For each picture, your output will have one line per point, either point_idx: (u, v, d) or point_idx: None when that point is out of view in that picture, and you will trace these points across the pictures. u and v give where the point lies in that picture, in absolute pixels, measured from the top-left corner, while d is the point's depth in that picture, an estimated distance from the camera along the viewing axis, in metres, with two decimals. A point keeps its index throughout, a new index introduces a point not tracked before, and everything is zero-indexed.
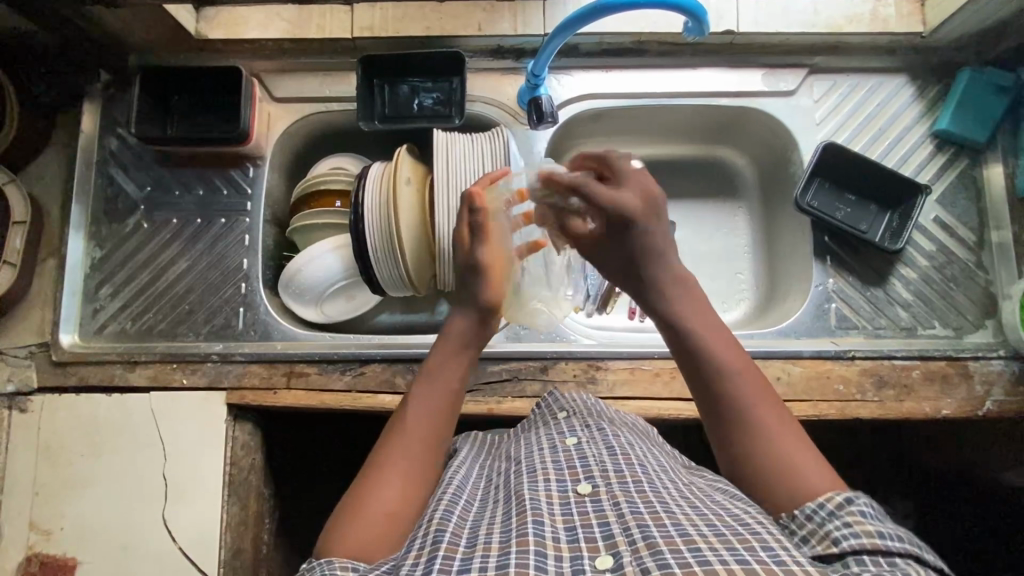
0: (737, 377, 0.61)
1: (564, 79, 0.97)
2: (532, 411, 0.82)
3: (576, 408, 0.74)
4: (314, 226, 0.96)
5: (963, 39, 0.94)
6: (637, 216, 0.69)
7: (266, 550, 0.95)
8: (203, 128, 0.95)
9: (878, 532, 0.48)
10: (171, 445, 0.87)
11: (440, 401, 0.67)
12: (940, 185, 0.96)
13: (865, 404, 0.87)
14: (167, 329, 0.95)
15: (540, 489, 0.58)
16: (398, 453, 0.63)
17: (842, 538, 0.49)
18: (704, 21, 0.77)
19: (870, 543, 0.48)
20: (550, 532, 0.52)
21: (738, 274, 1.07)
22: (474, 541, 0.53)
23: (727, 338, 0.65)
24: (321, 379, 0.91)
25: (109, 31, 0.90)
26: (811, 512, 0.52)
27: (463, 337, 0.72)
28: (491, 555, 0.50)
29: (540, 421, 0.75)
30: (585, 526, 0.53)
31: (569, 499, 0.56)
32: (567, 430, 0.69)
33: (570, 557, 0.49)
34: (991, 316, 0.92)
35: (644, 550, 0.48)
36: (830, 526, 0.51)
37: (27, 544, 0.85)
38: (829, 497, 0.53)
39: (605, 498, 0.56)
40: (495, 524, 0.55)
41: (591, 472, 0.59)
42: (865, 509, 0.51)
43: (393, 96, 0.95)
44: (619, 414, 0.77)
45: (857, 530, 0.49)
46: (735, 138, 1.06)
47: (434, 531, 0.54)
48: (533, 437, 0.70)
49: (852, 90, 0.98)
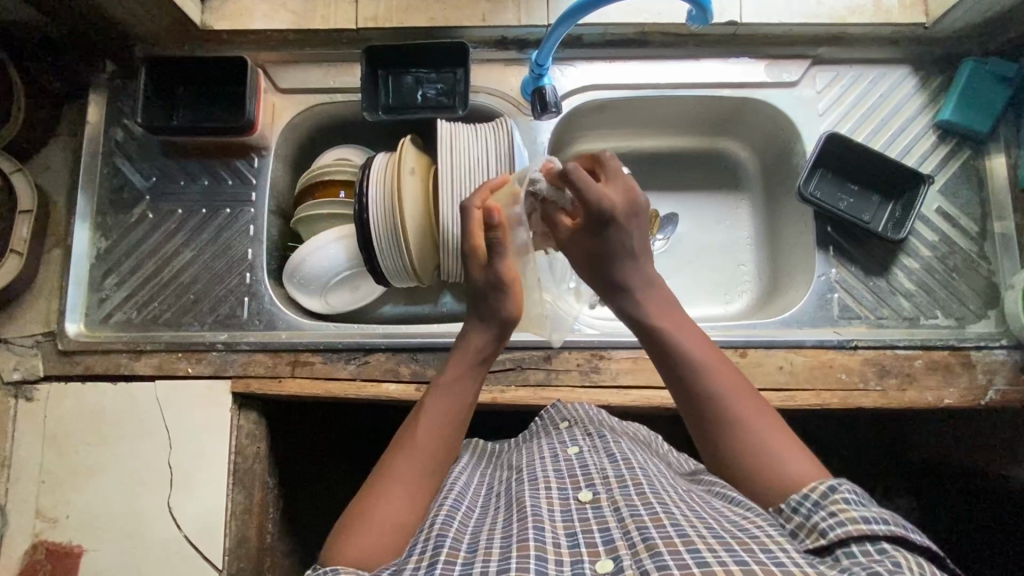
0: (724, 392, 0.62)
1: (567, 69, 0.98)
2: (536, 420, 0.84)
3: (577, 416, 0.77)
4: (317, 217, 0.97)
5: (966, 30, 0.94)
6: (616, 215, 0.68)
7: (272, 539, 0.96)
8: (208, 117, 0.95)
9: (863, 518, 0.49)
10: (176, 434, 0.88)
11: (451, 415, 0.67)
12: (943, 176, 0.96)
13: (867, 393, 0.87)
14: (172, 318, 0.95)
15: (542, 496, 0.59)
16: (405, 463, 0.63)
17: (829, 529, 0.50)
18: (708, 10, 0.78)
19: (856, 531, 0.49)
20: (551, 538, 0.52)
21: (740, 266, 1.07)
22: (475, 546, 0.53)
23: (705, 343, 0.66)
24: (325, 368, 0.91)
25: (114, 21, 0.90)
26: (797, 504, 0.53)
27: (478, 352, 0.71)
28: (492, 559, 0.50)
29: (543, 430, 0.77)
30: (585, 531, 0.53)
31: (570, 507, 0.57)
32: (569, 439, 0.70)
33: (571, 561, 0.50)
34: (994, 306, 0.93)
35: (644, 552, 0.48)
36: (816, 518, 0.51)
37: (34, 531, 0.86)
38: (813, 488, 0.54)
39: (606, 504, 0.56)
40: (497, 529, 0.55)
41: (592, 479, 0.61)
42: (850, 496, 0.52)
43: (398, 86, 0.95)
44: (619, 424, 0.79)
45: (842, 519, 0.50)
46: (737, 131, 1.07)
47: (436, 535, 0.54)
48: (535, 446, 0.72)
49: (855, 81, 0.98)
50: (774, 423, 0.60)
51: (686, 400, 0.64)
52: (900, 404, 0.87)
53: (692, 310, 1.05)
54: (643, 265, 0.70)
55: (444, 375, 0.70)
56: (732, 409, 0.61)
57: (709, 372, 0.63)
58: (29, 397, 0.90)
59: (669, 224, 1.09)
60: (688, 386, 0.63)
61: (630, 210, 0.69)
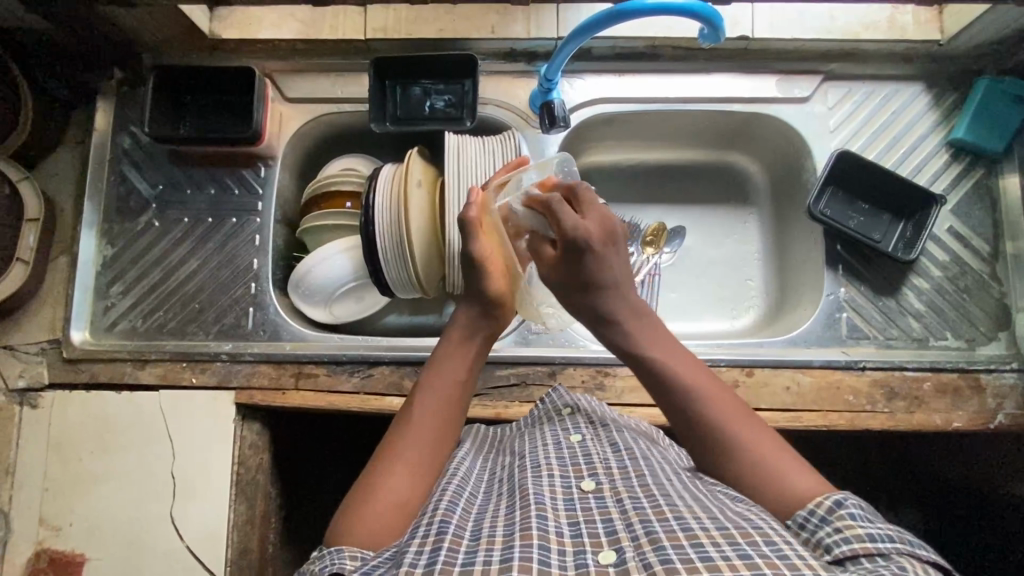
0: (711, 408, 0.61)
1: (576, 82, 0.97)
2: (535, 407, 0.81)
3: (580, 403, 0.75)
4: (325, 226, 0.96)
5: (982, 47, 0.93)
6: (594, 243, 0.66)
7: (273, 549, 0.96)
8: (215, 127, 0.95)
9: (869, 534, 0.48)
10: (179, 443, 0.88)
11: (443, 390, 0.68)
12: (955, 195, 0.95)
13: (874, 415, 0.87)
14: (177, 327, 0.95)
15: (544, 484, 0.58)
16: (404, 445, 0.63)
17: (834, 544, 0.49)
18: (720, 28, 0.77)
19: (862, 547, 0.48)
20: (553, 527, 0.51)
21: (747, 280, 1.06)
22: (479, 534, 0.52)
23: (691, 359, 0.66)
24: (329, 380, 0.91)
25: (123, 30, 0.90)
26: (803, 520, 0.53)
27: (464, 329, 0.73)
28: (495, 548, 0.49)
29: (545, 417, 0.75)
30: (588, 521, 0.52)
31: (573, 496, 0.56)
32: (572, 426, 0.69)
33: (573, 551, 0.49)
34: (1005, 329, 0.92)
35: (647, 545, 0.47)
36: (823, 533, 0.51)
37: (37, 539, 0.86)
38: (818, 503, 0.53)
39: (608, 495, 0.56)
40: (499, 517, 0.54)
41: (595, 470, 0.60)
42: (854, 511, 0.51)
43: (405, 97, 0.95)
44: (623, 416, 0.76)
45: (848, 535, 0.49)
46: (746, 144, 1.06)
47: (438, 522, 0.52)
48: (538, 433, 0.70)
49: (868, 96, 0.97)
50: (763, 431, 0.60)
51: (678, 416, 0.63)
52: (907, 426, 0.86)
53: (699, 325, 1.04)
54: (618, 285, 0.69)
55: (435, 358, 0.71)
56: (726, 424, 0.60)
57: (696, 389, 0.62)
58: (34, 404, 0.90)
59: (677, 237, 1.08)
60: (688, 417, 0.62)
61: (607, 238, 0.67)
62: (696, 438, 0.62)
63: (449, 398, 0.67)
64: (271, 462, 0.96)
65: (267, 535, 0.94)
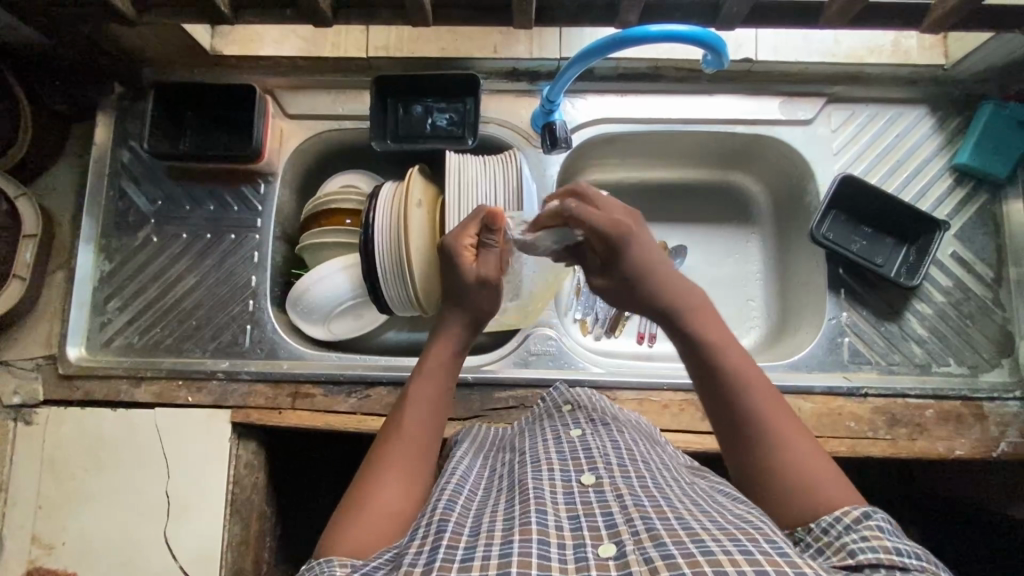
0: (749, 393, 0.59)
1: (578, 102, 0.96)
2: (534, 405, 0.81)
3: (580, 401, 0.73)
4: (327, 243, 0.96)
5: (987, 73, 0.93)
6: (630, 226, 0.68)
7: (266, 568, 0.94)
8: (215, 144, 0.94)
9: (895, 547, 0.47)
10: (173, 461, 0.87)
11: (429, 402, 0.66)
12: (959, 221, 0.94)
13: (875, 442, 0.86)
14: (174, 345, 0.95)
15: (544, 478, 0.57)
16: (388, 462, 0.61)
17: (858, 551, 0.47)
18: (724, 54, 0.77)
19: (887, 558, 0.46)
20: (553, 521, 0.50)
21: (749, 300, 1.05)
22: (478, 529, 0.50)
23: (742, 354, 0.62)
24: (326, 401, 0.90)
25: (124, 45, 0.89)
26: (827, 527, 0.51)
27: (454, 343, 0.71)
28: (494, 543, 0.47)
29: (545, 413, 0.74)
30: (588, 515, 0.51)
31: (572, 490, 0.55)
32: (571, 422, 0.67)
33: (573, 545, 0.48)
34: (1008, 355, 0.91)
35: (648, 541, 0.46)
36: (847, 539, 0.49)
37: (29, 558, 0.85)
38: (845, 512, 0.51)
39: (609, 489, 0.54)
40: (499, 512, 0.53)
41: (595, 463, 0.58)
42: (884, 525, 0.49)
43: (407, 115, 0.94)
44: (622, 412, 0.76)
45: (874, 545, 0.47)
46: (748, 164, 1.05)
47: (437, 521, 0.51)
48: (538, 429, 0.69)
49: (870, 120, 0.97)
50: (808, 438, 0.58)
51: (717, 411, 0.61)
52: (909, 454, 0.85)
53: None
54: (675, 275, 0.67)
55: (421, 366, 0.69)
56: (762, 414, 0.58)
57: (739, 373, 0.61)
58: (28, 420, 0.89)
59: (678, 257, 1.06)
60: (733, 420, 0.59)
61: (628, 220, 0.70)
62: (739, 442, 0.59)
63: (431, 411, 0.66)
64: (264, 481, 0.95)
65: (260, 555, 0.93)
